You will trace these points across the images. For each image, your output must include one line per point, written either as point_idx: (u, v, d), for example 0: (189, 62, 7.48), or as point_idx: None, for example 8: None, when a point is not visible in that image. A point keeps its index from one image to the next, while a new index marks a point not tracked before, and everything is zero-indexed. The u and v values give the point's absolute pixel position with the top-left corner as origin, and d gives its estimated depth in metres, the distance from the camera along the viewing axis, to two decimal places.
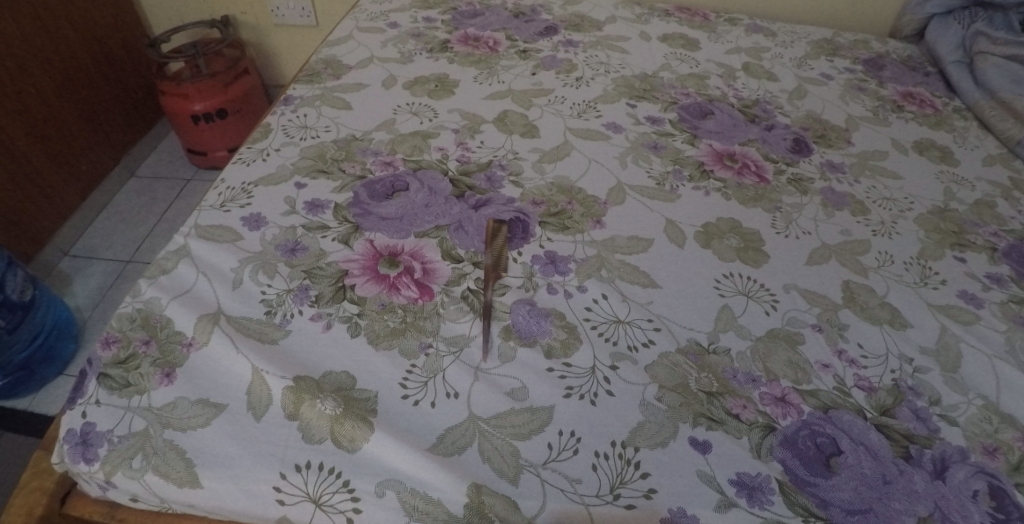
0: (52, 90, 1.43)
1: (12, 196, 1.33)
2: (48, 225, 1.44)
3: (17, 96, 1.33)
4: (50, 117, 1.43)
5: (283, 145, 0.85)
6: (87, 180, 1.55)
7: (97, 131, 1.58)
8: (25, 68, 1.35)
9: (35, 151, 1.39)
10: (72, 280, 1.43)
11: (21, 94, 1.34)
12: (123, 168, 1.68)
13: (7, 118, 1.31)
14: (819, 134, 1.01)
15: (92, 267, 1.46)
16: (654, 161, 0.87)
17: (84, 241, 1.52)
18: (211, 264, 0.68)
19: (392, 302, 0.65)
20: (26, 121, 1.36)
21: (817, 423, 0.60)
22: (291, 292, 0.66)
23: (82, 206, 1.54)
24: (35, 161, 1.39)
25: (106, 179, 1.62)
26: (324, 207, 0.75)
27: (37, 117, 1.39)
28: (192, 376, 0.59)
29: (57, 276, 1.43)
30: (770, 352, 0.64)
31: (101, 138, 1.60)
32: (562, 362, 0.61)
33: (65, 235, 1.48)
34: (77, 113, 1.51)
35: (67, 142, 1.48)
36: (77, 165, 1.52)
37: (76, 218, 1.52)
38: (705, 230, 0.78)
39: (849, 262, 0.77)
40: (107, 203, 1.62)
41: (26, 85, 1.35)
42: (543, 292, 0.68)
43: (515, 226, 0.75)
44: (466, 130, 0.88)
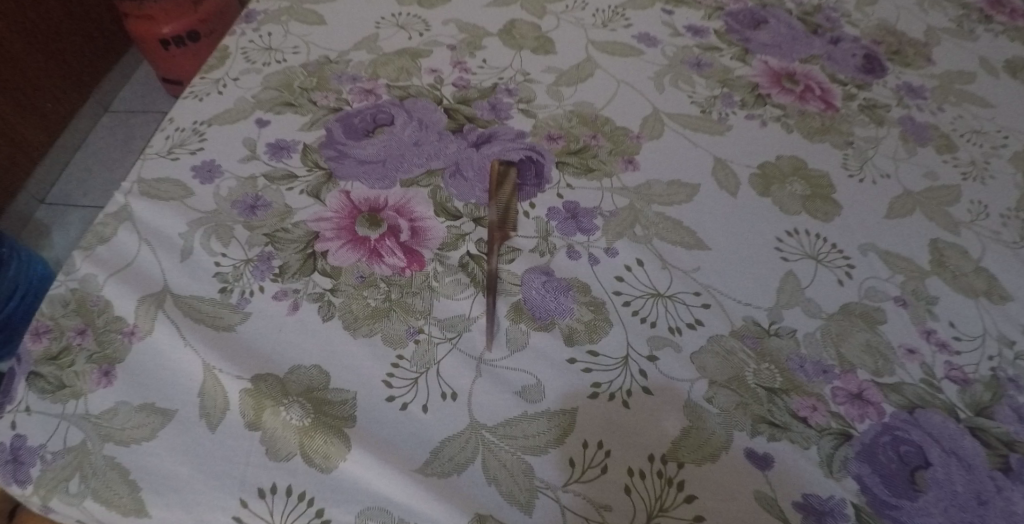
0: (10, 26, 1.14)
1: None
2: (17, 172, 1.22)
3: None
4: (11, 60, 1.16)
5: (243, 72, 0.68)
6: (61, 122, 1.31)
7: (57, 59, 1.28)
8: None
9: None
10: (51, 232, 1.25)
11: None
12: (98, 101, 1.41)
13: None
14: (894, 50, 0.83)
15: (72, 217, 1.27)
16: (697, 82, 0.71)
17: (63, 185, 1.31)
18: (156, 228, 0.55)
19: (374, 272, 0.52)
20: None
21: (901, 428, 0.48)
22: (250, 263, 0.53)
23: (54, 150, 1.30)
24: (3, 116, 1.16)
25: (80, 115, 1.36)
26: (290, 150, 0.60)
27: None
28: (135, 377, 0.48)
29: (35, 228, 1.24)
30: (844, 335, 0.52)
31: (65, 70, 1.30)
32: (586, 350, 0.48)
33: (38, 183, 1.27)
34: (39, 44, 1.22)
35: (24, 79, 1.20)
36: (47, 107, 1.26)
37: (47, 164, 1.29)
38: (762, 172, 0.63)
39: (937, 215, 0.63)
40: (84, 142, 1.38)
41: None
42: (561, 256, 0.54)
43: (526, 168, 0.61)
44: (465, 46, 0.71)
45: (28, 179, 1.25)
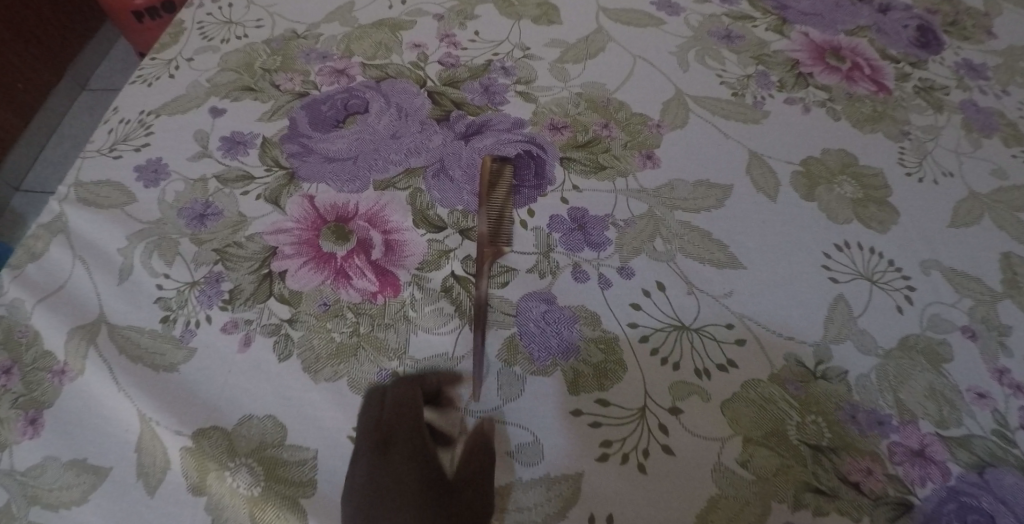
0: None
1: None
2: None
3: None
4: None
5: (198, 51, 0.59)
6: None
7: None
8: None
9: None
10: None
11: None
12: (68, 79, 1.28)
13: None
14: (951, 20, 0.72)
15: None
16: (727, 58, 0.61)
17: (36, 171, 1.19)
18: (92, 243, 0.47)
19: (340, 299, 0.44)
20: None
21: (969, 493, 0.40)
22: (196, 286, 0.45)
23: None
24: None
25: None
26: (247, 145, 0.51)
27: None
28: (63, 427, 0.41)
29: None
30: (902, 378, 0.43)
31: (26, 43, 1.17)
32: (595, 399, 0.40)
33: None
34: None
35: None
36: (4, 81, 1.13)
37: None
38: (805, 169, 0.54)
39: (1008, 223, 0.53)
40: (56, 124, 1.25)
41: None
42: (565, 277, 0.46)
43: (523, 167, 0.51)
44: (455, 15, 0.61)
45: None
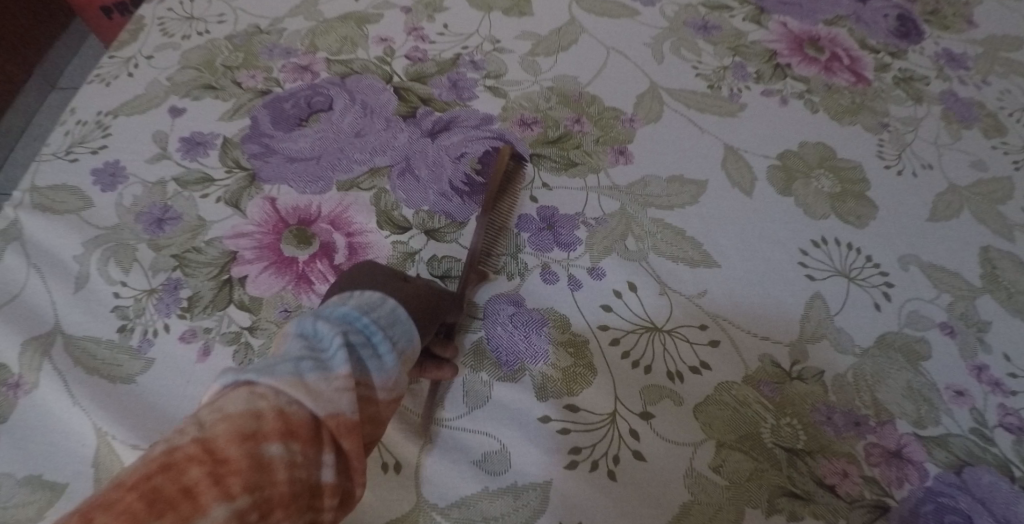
0: None
1: None
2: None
3: None
4: None
5: (158, 48, 0.57)
6: None
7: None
8: None
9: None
10: None
11: None
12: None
13: None
14: (931, 9, 0.71)
15: None
16: (704, 50, 0.59)
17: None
18: (45, 251, 0.45)
19: (302, 304, 0.43)
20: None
21: (946, 493, 0.40)
22: (154, 294, 0.43)
23: None
24: None
25: None
26: (208, 146, 0.50)
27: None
28: (15, 441, 0.39)
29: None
30: (879, 376, 0.43)
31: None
32: (563, 404, 0.39)
33: None
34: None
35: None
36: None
37: None
38: (781, 164, 0.53)
39: (987, 216, 0.52)
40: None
41: None
42: (535, 278, 0.45)
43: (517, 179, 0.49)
44: (424, 7, 0.59)
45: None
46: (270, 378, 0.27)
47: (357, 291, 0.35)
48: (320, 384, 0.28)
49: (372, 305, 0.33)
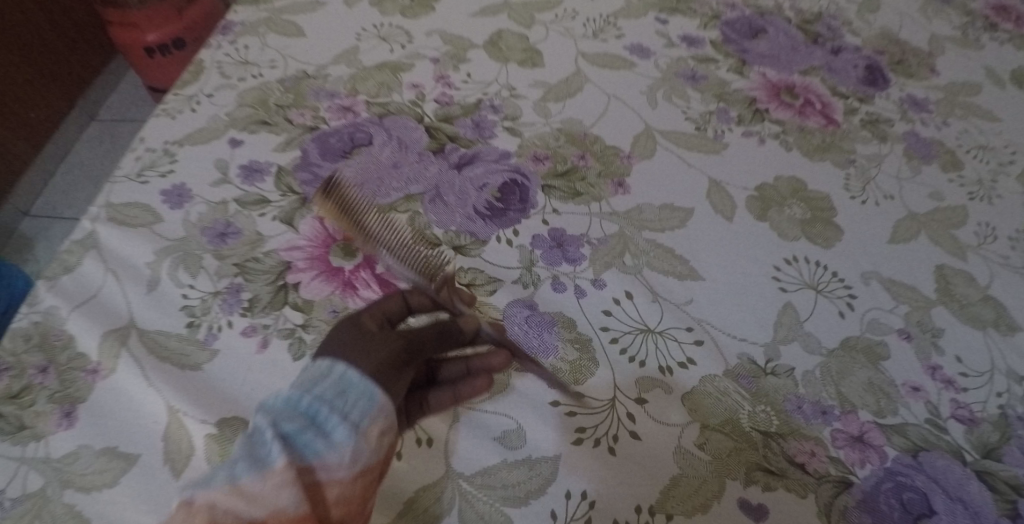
0: None
1: None
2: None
3: None
4: None
5: (217, 88, 0.65)
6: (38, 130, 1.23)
7: (31, 60, 1.20)
8: None
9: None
10: (34, 244, 1.19)
11: None
12: (81, 111, 1.34)
13: None
14: (896, 60, 0.80)
15: (54, 229, 1.21)
16: (692, 97, 0.68)
17: (47, 197, 1.25)
18: (121, 258, 0.53)
19: (347, 306, 0.50)
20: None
21: (904, 472, 0.46)
22: (218, 295, 0.50)
23: (36, 159, 1.24)
24: None
25: (61, 124, 1.29)
26: (264, 172, 0.58)
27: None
28: (98, 418, 0.45)
29: (16, 243, 1.18)
30: (845, 373, 0.49)
31: (35, 66, 1.21)
32: (572, 391, 0.46)
33: (21, 192, 1.21)
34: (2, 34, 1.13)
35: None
36: (16, 104, 1.18)
37: (30, 174, 1.23)
38: (759, 194, 0.60)
39: (942, 239, 0.60)
40: (68, 152, 1.31)
41: None
42: (546, 288, 0.52)
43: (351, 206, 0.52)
44: (450, 59, 0.68)
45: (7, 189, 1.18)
46: (220, 485, 0.33)
47: (320, 361, 0.40)
48: (260, 485, 0.33)
49: (324, 378, 0.38)
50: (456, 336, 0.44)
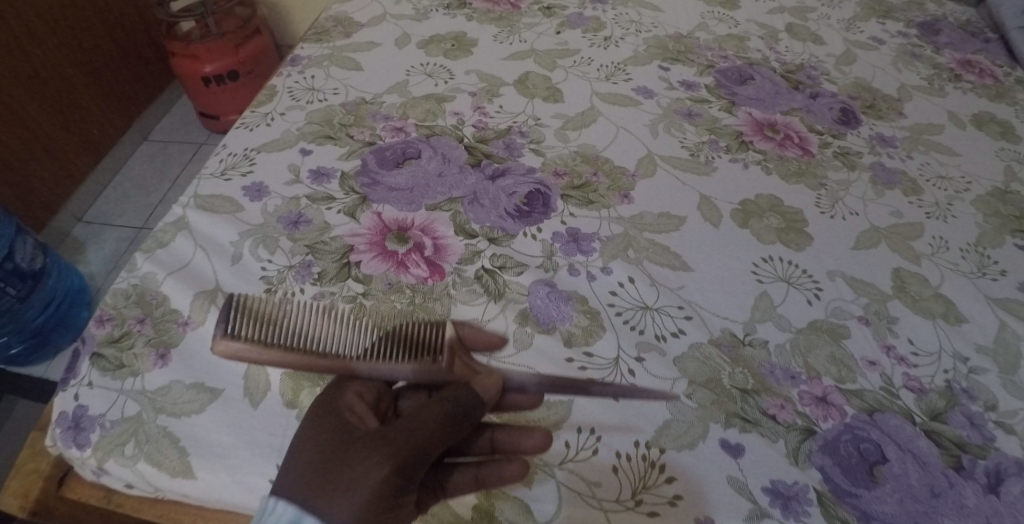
0: (68, 65, 1.27)
1: (33, 174, 1.21)
2: (58, 188, 1.27)
3: (31, 77, 1.18)
4: (66, 92, 1.27)
5: (288, 109, 0.78)
6: (99, 147, 1.38)
7: (101, 86, 1.36)
8: (41, 45, 1.19)
9: (30, 96, 1.18)
10: (86, 247, 1.29)
11: (35, 74, 1.19)
12: (136, 131, 1.48)
13: (28, 99, 1.18)
14: (868, 104, 0.92)
15: (105, 234, 1.32)
16: (688, 130, 0.80)
17: (101, 204, 1.37)
18: (209, 238, 0.64)
19: (400, 281, 0.60)
20: (9, 62, 1.13)
21: (861, 427, 0.55)
22: (292, 268, 0.61)
23: (94, 171, 1.37)
24: (56, 139, 1.25)
25: (118, 143, 1.43)
26: (330, 176, 0.70)
27: (27, 55, 1.17)
28: (188, 359, 0.56)
29: (71, 244, 1.29)
30: (812, 347, 0.59)
31: (103, 89, 1.37)
32: (583, 351, 0.56)
33: (78, 200, 1.33)
34: (78, 63, 1.29)
35: (64, 91, 1.26)
36: (84, 123, 1.32)
37: (87, 184, 1.35)
38: (743, 208, 0.71)
39: (901, 248, 0.70)
40: (122, 167, 1.44)
41: (38, 61, 1.19)
42: (563, 273, 0.62)
43: (261, 334, 0.53)
44: (485, 93, 0.81)
45: (68, 196, 1.30)
46: None
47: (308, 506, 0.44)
48: None
49: None
50: (463, 420, 0.47)
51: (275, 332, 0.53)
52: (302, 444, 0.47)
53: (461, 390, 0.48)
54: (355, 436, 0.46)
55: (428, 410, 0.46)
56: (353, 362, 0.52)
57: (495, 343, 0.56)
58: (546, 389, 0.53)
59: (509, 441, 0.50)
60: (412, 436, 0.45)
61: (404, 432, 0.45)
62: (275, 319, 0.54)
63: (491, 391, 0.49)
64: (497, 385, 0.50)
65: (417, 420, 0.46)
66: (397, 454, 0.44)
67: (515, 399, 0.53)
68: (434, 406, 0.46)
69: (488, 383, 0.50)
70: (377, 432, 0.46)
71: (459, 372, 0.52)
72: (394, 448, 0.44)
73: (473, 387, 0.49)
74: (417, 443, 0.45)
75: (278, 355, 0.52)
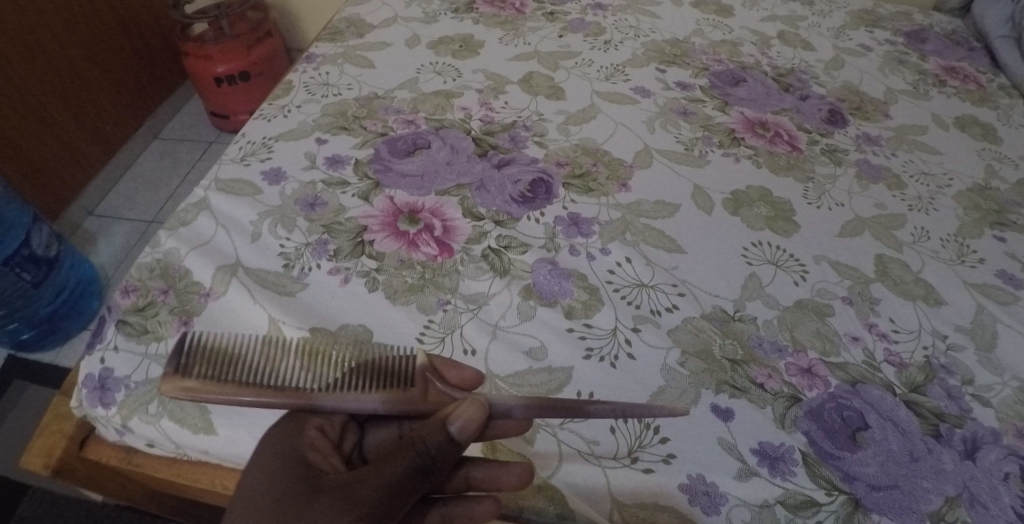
0: (86, 64, 1.32)
1: (49, 167, 1.25)
2: (71, 182, 1.31)
3: (50, 73, 1.23)
4: (82, 88, 1.31)
5: (304, 102, 0.82)
6: (112, 143, 1.42)
7: (116, 85, 1.41)
8: (60, 43, 1.24)
9: (48, 92, 1.23)
10: (97, 239, 1.33)
11: (53, 71, 1.24)
12: (148, 130, 1.53)
13: (46, 94, 1.22)
14: (855, 106, 0.95)
15: (116, 227, 1.36)
16: (682, 127, 0.84)
17: (112, 199, 1.41)
18: (229, 217, 0.68)
19: (411, 258, 0.64)
20: (30, 59, 1.18)
21: (844, 396, 0.58)
22: (309, 246, 0.65)
23: (106, 167, 1.41)
24: (71, 134, 1.30)
25: (130, 141, 1.48)
26: (344, 163, 0.74)
27: (47, 54, 1.21)
28: (209, 327, 0.59)
29: (83, 236, 1.33)
30: (797, 323, 0.63)
31: (118, 88, 1.42)
32: (583, 323, 0.60)
33: (90, 194, 1.37)
34: (96, 62, 1.34)
35: (80, 89, 1.31)
36: (98, 120, 1.37)
37: (99, 179, 1.40)
38: (734, 197, 0.75)
39: (883, 236, 0.74)
40: (133, 164, 1.48)
41: (57, 58, 1.24)
42: (565, 253, 0.66)
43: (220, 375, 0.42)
44: (491, 90, 0.86)
45: (80, 190, 1.34)
46: None
47: None
48: None
49: None
50: (436, 469, 0.39)
51: (237, 370, 0.43)
52: (247, 506, 0.39)
53: (433, 428, 0.39)
54: (308, 490, 0.39)
55: (395, 457, 0.38)
56: (316, 394, 0.42)
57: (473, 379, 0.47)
58: (535, 413, 0.42)
59: (484, 478, 0.45)
60: (377, 491, 0.37)
61: (364, 485, 0.37)
62: (235, 357, 0.44)
63: (471, 431, 0.39)
64: (481, 414, 0.40)
65: (380, 471, 0.38)
66: (356, 512, 0.36)
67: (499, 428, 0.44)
68: (400, 453, 0.39)
69: (468, 414, 0.39)
70: (336, 486, 0.38)
71: (432, 401, 0.44)
72: (354, 506, 0.37)
73: (448, 425, 0.39)
74: (381, 498, 0.37)
75: (234, 394, 0.41)
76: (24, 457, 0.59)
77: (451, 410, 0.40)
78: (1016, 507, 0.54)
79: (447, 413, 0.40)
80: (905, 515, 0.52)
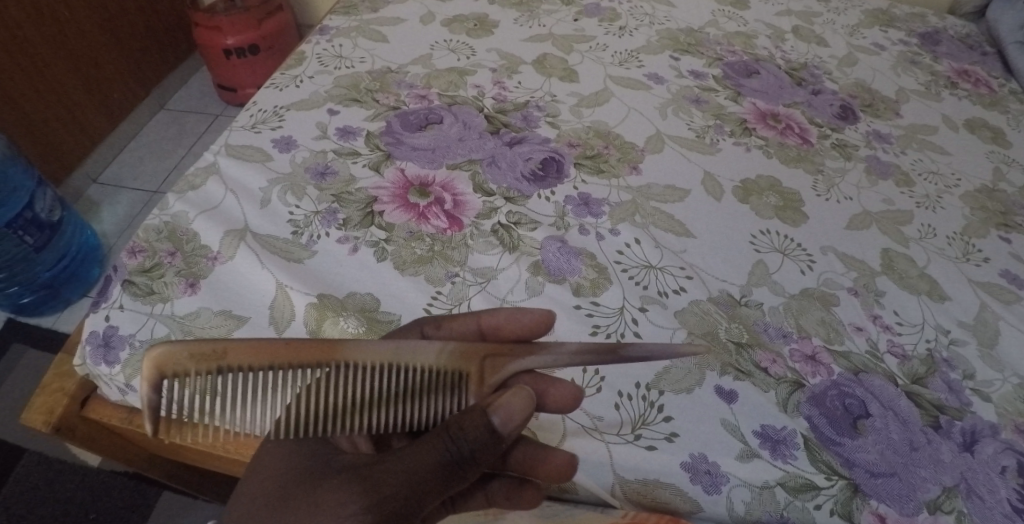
0: (95, 29, 1.30)
1: (56, 132, 1.24)
2: (75, 147, 1.30)
3: (59, 38, 1.22)
4: (91, 55, 1.30)
5: (317, 73, 0.82)
6: (117, 111, 1.41)
7: (123, 53, 1.40)
8: (72, 9, 1.23)
9: (54, 55, 1.21)
10: (100, 207, 1.32)
11: (63, 36, 1.23)
12: (153, 100, 1.52)
13: (54, 59, 1.21)
14: (867, 103, 0.95)
15: (120, 196, 1.35)
16: (695, 115, 0.84)
17: (114, 168, 1.40)
18: (238, 182, 0.67)
19: (421, 230, 0.64)
20: (40, 21, 1.17)
21: (847, 384, 0.59)
22: (318, 214, 0.65)
23: (111, 135, 1.40)
24: (78, 100, 1.29)
25: (135, 110, 1.47)
26: (355, 134, 0.74)
27: (55, 17, 1.20)
28: (215, 289, 0.59)
29: (86, 204, 1.32)
30: (803, 311, 0.63)
31: (126, 56, 1.40)
32: (591, 301, 0.60)
33: (94, 161, 1.36)
34: (105, 28, 1.33)
35: (88, 55, 1.30)
36: (105, 87, 1.36)
37: (104, 147, 1.39)
38: (743, 186, 0.75)
39: (890, 231, 0.74)
40: (138, 134, 1.48)
41: (68, 23, 1.23)
42: (575, 232, 0.66)
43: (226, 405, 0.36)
44: (504, 70, 0.85)
45: (85, 157, 1.34)
46: None
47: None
48: None
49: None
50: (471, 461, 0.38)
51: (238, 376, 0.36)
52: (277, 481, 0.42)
53: (476, 416, 0.38)
54: (331, 471, 0.41)
55: (425, 449, 0.38)
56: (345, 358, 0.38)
57: (542, 320, 0.46)
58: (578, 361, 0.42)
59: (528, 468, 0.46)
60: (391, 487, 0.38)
61: (385, 479, 0.38)
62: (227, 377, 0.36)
63: (513, 424, 0.39)
64: (525, 407, 0.40)
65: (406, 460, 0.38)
66: (368, 503, 0.37)
67: (550, 402, 0.45)
68: (430, 443, 0.38)
69: (511, 406, 0.39)
70: (353, 471, 0.40)
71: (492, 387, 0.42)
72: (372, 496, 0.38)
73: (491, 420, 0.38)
74: (397, 494, 0.37)
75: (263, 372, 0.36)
76: (25, 414, 0.58)
77: (493, 401, 0.39)
78: (1012, 500, 0.54)
79: (489, 404, 0.39)
80: (902, 502, 0.53)
